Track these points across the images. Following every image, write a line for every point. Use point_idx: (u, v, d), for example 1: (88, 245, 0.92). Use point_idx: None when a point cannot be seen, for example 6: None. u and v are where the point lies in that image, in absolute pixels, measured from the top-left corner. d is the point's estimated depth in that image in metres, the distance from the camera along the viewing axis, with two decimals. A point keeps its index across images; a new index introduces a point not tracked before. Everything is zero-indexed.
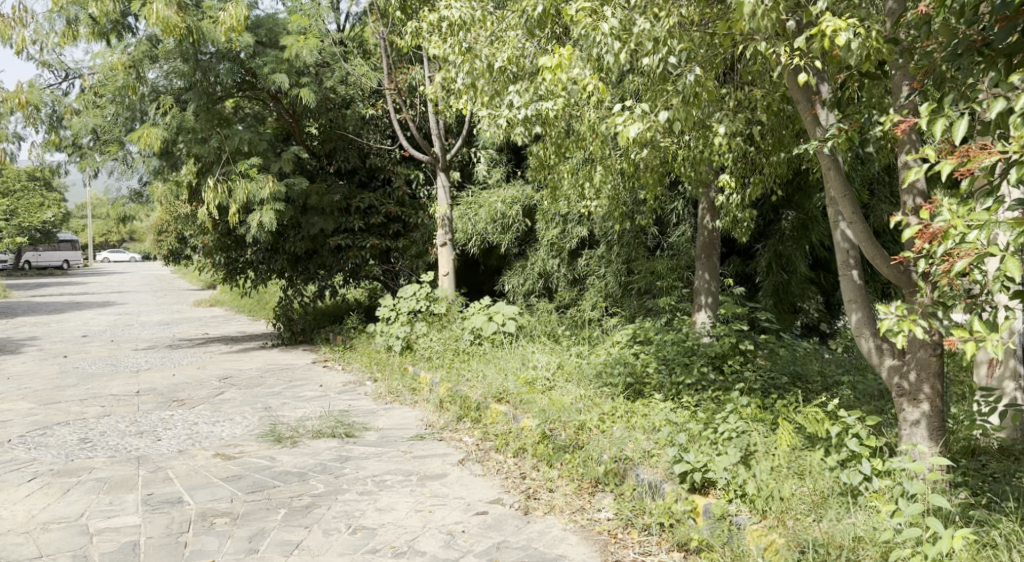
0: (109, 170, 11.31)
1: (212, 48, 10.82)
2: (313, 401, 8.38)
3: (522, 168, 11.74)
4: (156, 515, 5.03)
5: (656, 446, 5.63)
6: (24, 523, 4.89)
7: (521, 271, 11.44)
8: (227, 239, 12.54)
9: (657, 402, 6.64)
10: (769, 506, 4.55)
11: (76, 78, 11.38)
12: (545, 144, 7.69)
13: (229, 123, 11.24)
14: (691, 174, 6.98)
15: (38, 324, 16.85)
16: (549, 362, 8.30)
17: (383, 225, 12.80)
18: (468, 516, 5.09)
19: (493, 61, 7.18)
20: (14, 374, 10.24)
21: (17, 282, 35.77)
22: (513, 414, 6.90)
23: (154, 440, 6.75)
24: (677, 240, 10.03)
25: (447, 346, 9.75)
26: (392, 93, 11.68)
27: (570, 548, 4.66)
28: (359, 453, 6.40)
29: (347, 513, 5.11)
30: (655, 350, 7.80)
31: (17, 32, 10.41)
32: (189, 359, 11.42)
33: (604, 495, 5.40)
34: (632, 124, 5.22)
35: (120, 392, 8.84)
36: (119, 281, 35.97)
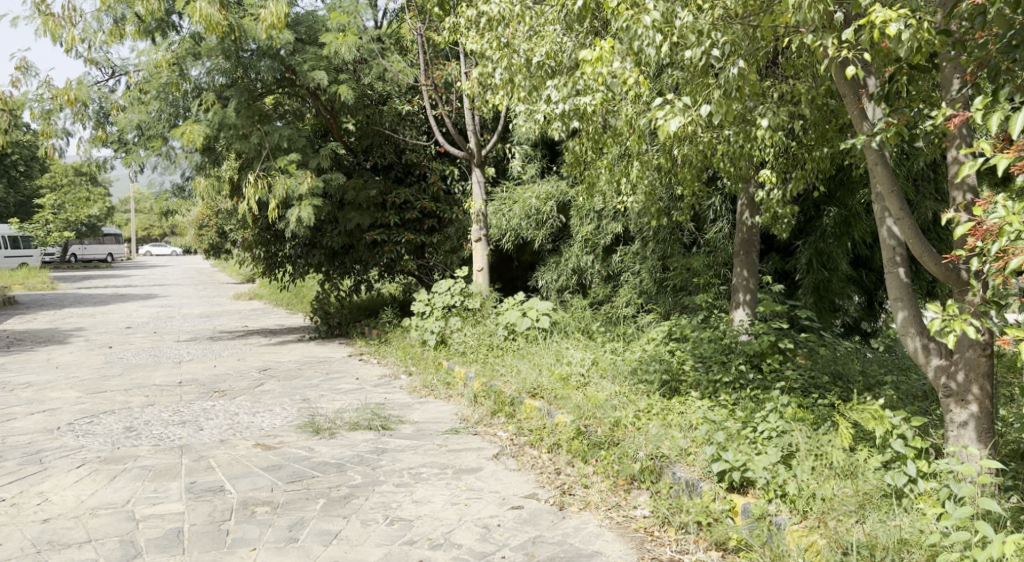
0: (153, 165, 11.51)
1: (253, 45, 10.95)
2: (350, 393, 8.45)
3: (558, 164, 11.71)
4: (199, 503, 5.10)
5: (693, 443, 5.58)
6: (73, 508, 4.99)
7: (555, 267, 11.41)
8: (266, 234, 12.70)
9: (694, 400, 6.60)
10: (809, 506, 4.52)
11: (123, 75, 11.59)
12: (581, 140, 7.65)
13: (269, 119, 11.36)
14: (730, 169, 6.89)
15: (84, 315, 17.22)
16: (584, 358, 8.27)
17: (418, 220, 12.84)
18: (503, 510, 5.10)
19: (531, 56, 7.21)
20: (61, 363, 10.47)
21: (65, 281, 31.34)
22: (548, 409, 6.90)
23: (197, 429, 6.86)
24: (714, 236, 9.88)
25: (481, 341, 9.78)
26: (428, 89, 11.75)
27: (606, 545, 4.64)
28: (395, 446, 6.44)
29: (384, 505, 5.14)
30: (692, 347, 7.71)
31: (66, 31, 10.62)
32: (230, 351, 11.59)
33: (640, 492, 5.36)
34: (673, 117, 5.13)
35: (162, 383, 8.99)
36: (166, 281, 31.64)
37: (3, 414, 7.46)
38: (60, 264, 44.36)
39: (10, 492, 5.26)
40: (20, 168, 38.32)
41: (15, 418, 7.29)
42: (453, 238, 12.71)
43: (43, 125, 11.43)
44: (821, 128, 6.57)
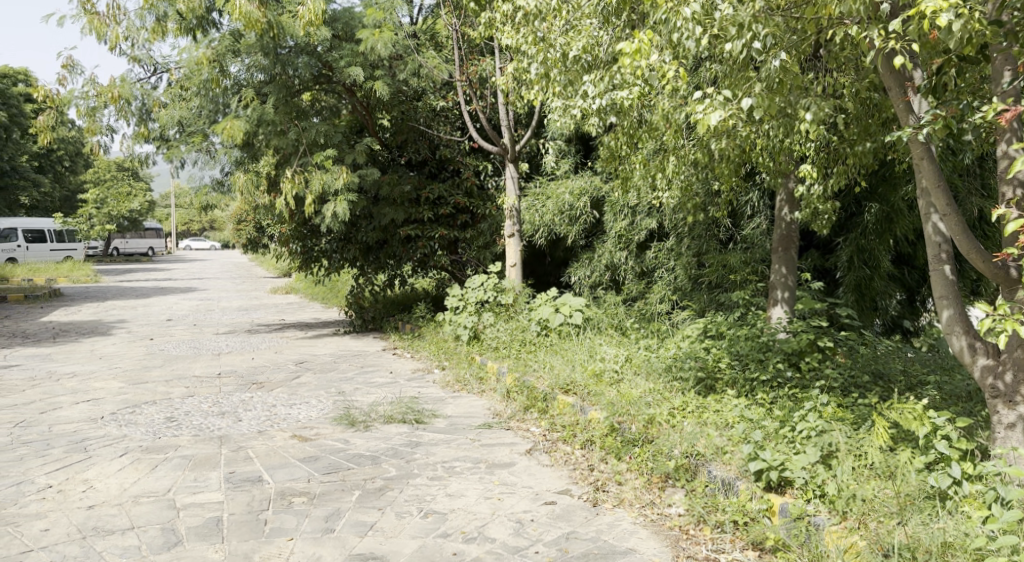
0: (194, 160, 11.72)
1: (291, 41, 11.08)
2: (384, 387, 8.50)
3: (592, 159, 11.65)
4: (238, 492, 5.16)
5: (729, 442, 5.53)
6: (117, 495, 5.08)
7: (588, 263, 11.37)
8: (302, 229, 12.79)
9: (730, 398, 6.55)
10: (849, 507, 4.45)
11: (164, 72, 11.76)
12: (616, 135, 7.56)
13: (306, 115, 11.51)
14: (769, 164, 6.80)
15: (126, 307, 17.55)
16: (617, 354, 8.24)
17: (452, 216, 12.86)
18: (537, 505, 5.09)
19: (567, 50, 7.15)
20: (105, 354, 10.66)
21: (111, 281, 27.49)
22: (581, 405, 6.88)
23: (236, 420, 6.94)
24: (751, 233, 9.72)
25: (514, 336, 9.78)
26: (463, 85, 11.73)
27: (640, 542, 4.61)
28: (428, 439, 6.46)
29: (418, 497, 5.16)
30: (728, 345, 7.58)
31: (111, 30, 10.79)
32: (267, 344, 11.73)
33: (674, 490, 5.31)
34: (713, 111, 5.07)
35: (202, 374, 9.13)
36: (213, 281, 27.85)
37: (49, 403, 7.61)
38: (116, 264, 40.34)
39: (56, 479, 5.37)
40: (65, 164, 39.14)
41: (60, 407, 7.44)
42: (486, 233, 12.73)
43: (89, 121, 11.65)
44: (863, 122, 6.45)
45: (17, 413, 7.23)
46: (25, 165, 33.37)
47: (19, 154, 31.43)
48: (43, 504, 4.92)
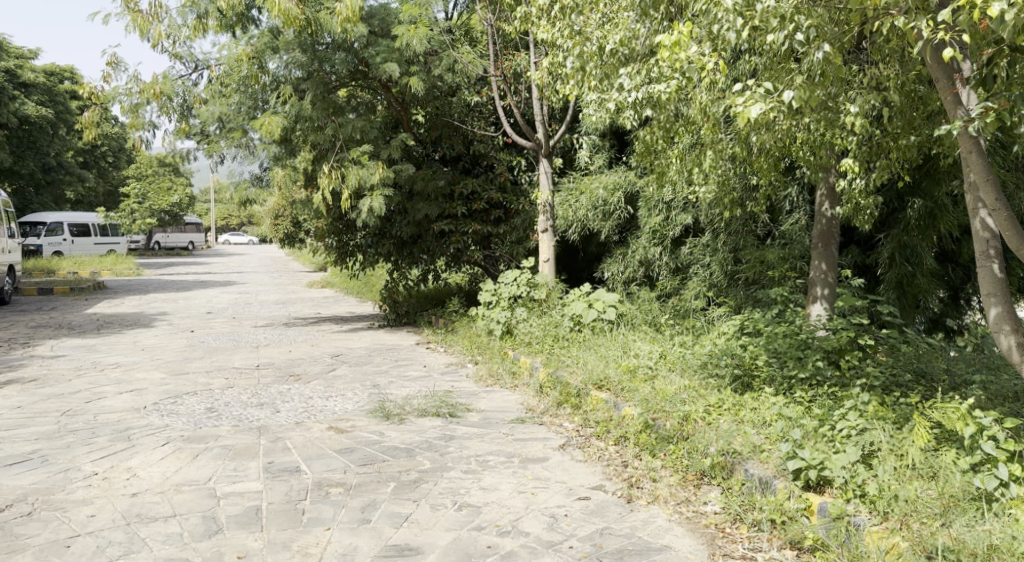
0: (233, 155, 11.83)
1: (329, 38, 11.22)
2: (418, 380, 8.54)
3: (627, 154, 11.56)
4: (277, 482, 5.22)
5: (766, 441, 5.47)
6: (159, 484, 5.15)
7: (622, 259, 11.30)
8: (338, 224, 12.86)
9: (767, 396, 6.48)
10: (891, 507, 4.38)
11: (205, 69, 11.91)
12: (652, 129, 7.46)
13: (343, 112, 11.54)
14: (810, 159, 6.69)
15: (168, 300, 17.84)
16: (652, 351, 8.18)
17: (485, 210, 12.86)
18: (570, 501, 5.07)
19: (604, 44, 7.05)
20: (147, 346, 10.84)
21: (120, 281, 24.38)
22: (615, 402, 6.85)
23: (274, 412, 7.01)
24: (790, 228, 9.57)
25: (547, 331, 9.75)
26: (498, 80, 11.65)
27: (675, 539, 4.57)
28: (462, 433, 6.47)
29: (452, 490, 5.17)
30: (765, 341, 7.45)
31: (154, 27, 10.97)
32: (304, 337, 11.85)
33: (710, 488, 5.27)
34: (754, 104, 4.98)
35: (242, 366, 9.25)
36: (230, 281, 24.71)
37: (94, 393, 7.75)
38: (174, 264, 35.49)
39: (101, 467, 5.47)
40: (109, 160, 39.90)
41: (105, 397, 7.58)
42: (520, 229, 12.70)
43: (132, 118, 11.86)
44: (908, 116, 6.35)
45: (64, 402, 7.38)
46: (70, 160, 34.02)
47: (65, 149, 32.06)
48: (89, 491, 5.01)
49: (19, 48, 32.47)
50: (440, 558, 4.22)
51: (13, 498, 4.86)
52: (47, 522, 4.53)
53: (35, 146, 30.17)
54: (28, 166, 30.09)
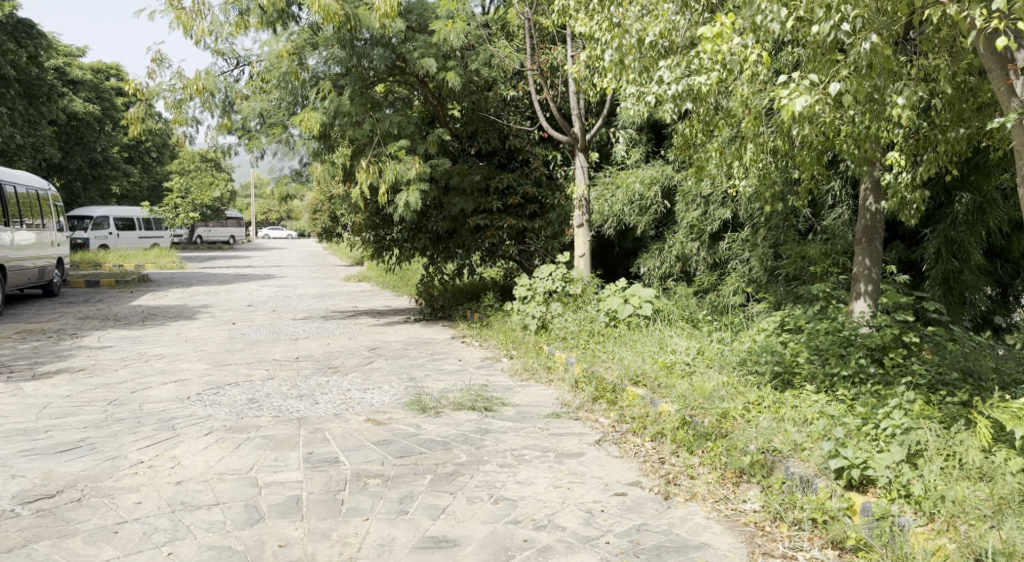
0: (274, 151, 12.08)
1: (367, 34, 11.18)
2: (454, 374, 8.57)
3: (664, 148, 11.50)
4: (316, 472, 5.26)
5: (808, 439, 5.39)
6: (202, 472, 5.23)
7: (658, 254, 11.20)
8: (375, 218, 12.90)
9: (809, 394, 6.37)
10: (937, 508, 4.28)
11: (246, 65, 12.03)
12: (691, 122, 7.37)
13: (380, 107, 11.66)
14: (854, 152, 6.56)
15: (210, 293, 18.11)
16: (688, 347, 8.10)
17: (520, 205, 12.82)
18: (607, 496, 5.04)
19: (643, 36, 6.85)
20: (190, 337, 11.01)
21: (155, 281, 21.73)
22: (651, 398, 6.79)
23: (313, 403, 7.08)
24: (832, 223, 9.40)
25: (582, 326, 9.70)
26: (534, 74, 11.58)
27: (714, 537, 4.52)
28: (498, 427, 6.47)
29: (489, 483, 5.18)
30: (807, 339, 7.33)
31: (197, 23, 11.12)
32: (341, 330, 11.96)
33: (749, 486, 5.20)
34: (798, 96, 4.91)
35: (281, 358, 9.36)
36: (271, 280, 22.10)
37: (139, 383, 7.90)
38: (214, 264, 30.62)
39: (147, 455, 5.56)
40: (153, 155, 40.63)
41: (150, 387, 7.71)
42: (555, 223, 12.64)
43: (176, 113, 12.04)
44: (957, 108, 6.18)
45: (111, 391, 7.52)
46: (115, 155, 34.71)
47: (110, 145, 32.64)
48: (136, 478, 5.10)
49: (66, 46, 33.07)
50: (478, 551, 4.22)
51: (63, 484, 4.97)
52: (95, 508, 4.62)
53: (82, 142, 30.36)
54: (76, 162, 30.22)
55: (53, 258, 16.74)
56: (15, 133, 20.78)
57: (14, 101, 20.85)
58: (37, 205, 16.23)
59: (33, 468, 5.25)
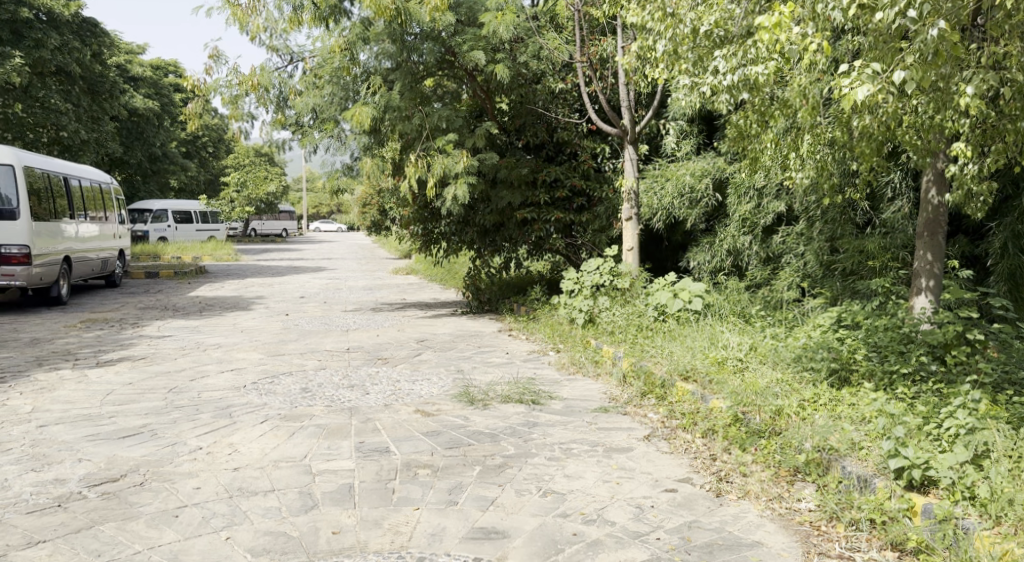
0: (326, 146, 12.24)
1: (417, 28, 11.36)
2: (501, 367, 8.58)
3: (716, 140, 11.27)
4: (368, 461, 5.30)
5: (866, 438, 5.27)
6: (258, 459, 5.30)
7: (708, 248, 11.06)
8: (423, 212, 12.96)
9: (867, 391, 6.21)
10: (1003, 512, 4.14)
11: (300, 61, 12.18)
12: (746, 113, 7.21)
13: (429, 101, 11.72)
14: (917, 143, 6.35)
15: (265, 284, 18.41)
16: (741, 342, 7.96)
17: (568, 198, 12.75)
18: (657, 492, 4.98)
19: (698, 26, 6.73)
20: (245, 328, 11.20)
21: (218, 281, 19.47)
22: (702, 394, 6.71)
23: (364, 394, 7.14)
24: (891, 217, 9.13)
25: (630, 321, 9.64)
26: (584, 66, 11.42)
27: (767, 536, 4.43)
28: (546, 421, 6.44)
29: (537, 476, 5.15)
30: (864, 336, 7.16)
31: (252, 20, 11.29)
32: (390, 322, 12.04)
33: (804, 485, 5.07)
34: (860, 85, 4.78)
35: (333, 348, 9.47)
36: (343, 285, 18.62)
37: (198, 371, 8.06)
38: (270, 264, 26.29)
39: (205, 442, 5.66)
40: (209, 150, 41.51)
41: (208, 375, 7.87)
42: (603, 217, 12.55)
43: (232, 109, 12.24)
44: None
45: (171, 379, 7.69)
46: (174, 150, 35.56)
47: (169, 140, 33.47)
48: (194, 464, 5.19)
49: (128, 43, 33.97)
50: (527, 543, 4.19)
51: (126, 469, 5.08)
52: (156, 492, 4.71)
53: (143, 136, 31.14)
54: (137, 156, 31.05)
55: (115, 250, 17.21)
56: (81, 128, 21.40)
57: (79, 97, 21.45)
58: (100, 197, 16.69)
59: (98, 453, 5.38)
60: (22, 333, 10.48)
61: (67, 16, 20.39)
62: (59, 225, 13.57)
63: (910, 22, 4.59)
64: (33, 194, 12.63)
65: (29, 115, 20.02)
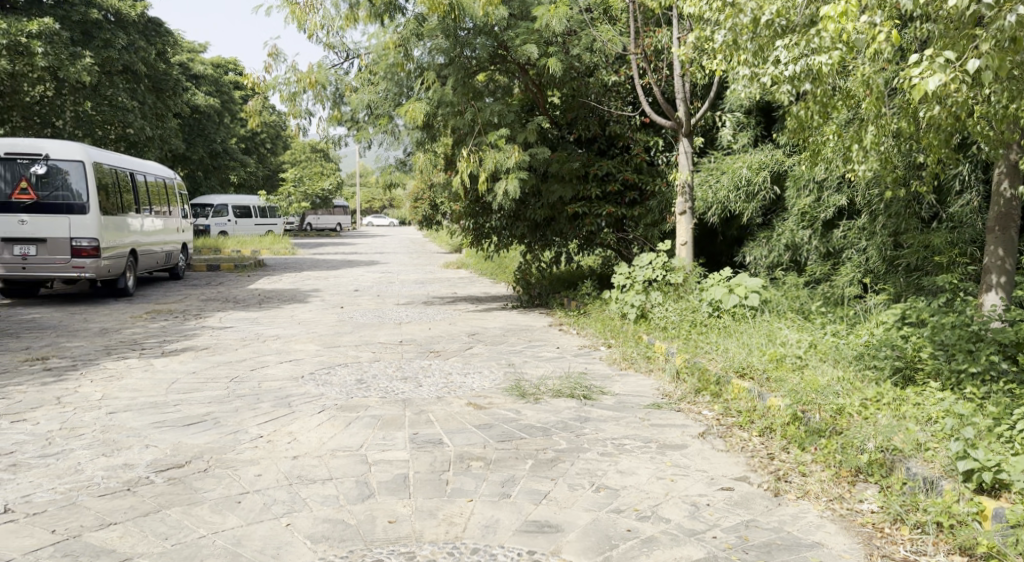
0: (380, 141, 12.37)
1: (470, 23, 11.36)
2: (552, 361, 8.56)
3: (774, 131, 11.04)
4: (422, 452, 5.33)
5: (933, 438, 5.12)
6: (316, 448, 5.37)
7: (766, 243, 10.85)
8: (474, 206, 13.00)
9: (933, 390, 6.03)
10: None
11: (355, 58, 12.28)
12: (807, 104, 6.99)
13: (481, 97, 11.72)
14: (988, 134, 6.12)
15: (320, 277, 18.70)
16: (800, 339, 7.79)
17: (620, 192, 12.67)
18: (713, 490, 4.89)
19: (760, 15, 6.43)
20: (302, 320, 11.38)
21: (268, 280, 17.84)
22: (758, 392, 6.56)
23: (417, 385, 7.18)
24: (960, 211, 8.83)
25: (684, 316, 9.51)
26: (638, 58, 11.26)
27: (828, 537, 4.32)
28: (598, 415, 6.40)
29: (590, 471, 5.11)
30: (931, 333, 6.93)
31: (310, 18, 11.43)
32: (442, 315, 12.11)
33: (867, 486, 4.95)
34: (932, 75, 4.60)
35: (387, 341, 9.56)
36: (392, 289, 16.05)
37: (258, 361, 8.21)
38: (310, 264, 23.50)
39: (266, 430, 5.75)
40: (267, 146, 42.30)
41: (267, 365, 8.02)
42: (654, 211, 12.36)
43: (291, 106, 12.40)
44: None
45: (232, 369, 7.84)
46: (234, 146, 36.32)
47: (228, 137, 34.18)
48: (255, 452, 5.28)
49: (190, 42, 34.72)
50: (580, 538, 4.16)
51: (191, 455, 5.19)
52: (220, 479, 4.80)
53: (204, 133, 31.78)
54: (199, 152, 31.74)
55: (178, 243, 17.61)
56: (146, 125, 21.97)
57: (144, 95, 22.03)
58: (164, 192, 17.09)
59: (165, 439, 5.51)
60: (92, 323, 10.81)
61: (133, 16, 20.96)
62: (126, 219, 13.94)
63: (983, 8, 4.44)
64: (102, 190, 13.01)
65: (98, 113, 20.59)
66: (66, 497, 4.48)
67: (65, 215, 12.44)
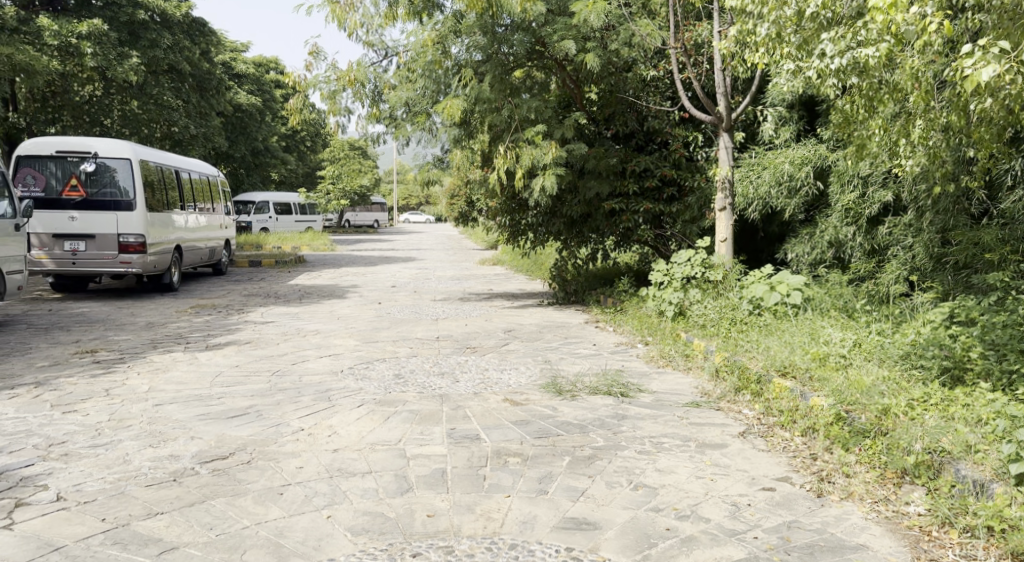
0: (418, 139, 12.44)
1: (508, 19, 11.37)
2: (589, 358, 8.52)
3: (818, 126, 10.86)
4: (459, 448, 5.33)
5: (983, 440, 4.98)
6: (355, 442, 5.40)
7: (808, 240, 10.70)
8: (511, 203, 12.98)
9: (983, 391, 5.88)
10: None
11: (394, 56, 12.34)
12: (853, 98, 6.96)
13: (518, 93, 11.71)
14: None
15: (358, 274, 18.81)
16: (844, 338, 7.66)
17: (658, 188, 12.51)
18: (754, 490, 4.83)
19: (803, 8, 6.38)
20: (341, 315, 11.48)
21: (307, 281, 17.00)
22: (801, 391, 6.45)
23: (454, 381, 7.20)
24: (1011, 206, 8.59)
25: (723, 314, 9.40)
26: (678, 52, 11.00)
27: (873, 539, 4.24)
28: (635, 413, 6.35)
29: (628, 469, 5.08)
30: (981, 332, 6.74)
31: (350, 16, 11.50)
32: (479, 311, 12.13)
33: (913, 488, 4.84)
34: (985, 65, 4.49)
35: (424, 336, 9.59)
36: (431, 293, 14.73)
37: (298, 355, 8.30)
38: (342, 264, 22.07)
39: (307, 423, 5.81)
40: (307, 144, 42.72)
41: (307, 359, 8.10)
42: (693, 207, 12.17)
43: (331, 104, 12.48)
44: None
45: (273, 363, 7.93)
46: (275, 144, 36.73)
47: (270, 135, 34.58)
48: (297, 445, 5.33)
49: (233, 42, 35.17)
50: (619, 536, 4.13)
51: (234, 447, 5.26)
52: (262, 470, 4.86)
53: (246, 131, 32.06)
54: (241, 151, 32.13)
55: (221, 239, 17.88)
56: (190, 124, 22.31)
57: (189, 94, 22.40)
58: (207, 189, 17.34)
59: (209, 431, 5.59)
60: (138, 316, 11.02)
61: (178, 17, 21.31)
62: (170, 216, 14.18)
63: None
64: (147, 187, 13.23)
65: (144, 111, 20.96)
66: (114, 487, 4.57)
67: (112, 211, 12.69)
